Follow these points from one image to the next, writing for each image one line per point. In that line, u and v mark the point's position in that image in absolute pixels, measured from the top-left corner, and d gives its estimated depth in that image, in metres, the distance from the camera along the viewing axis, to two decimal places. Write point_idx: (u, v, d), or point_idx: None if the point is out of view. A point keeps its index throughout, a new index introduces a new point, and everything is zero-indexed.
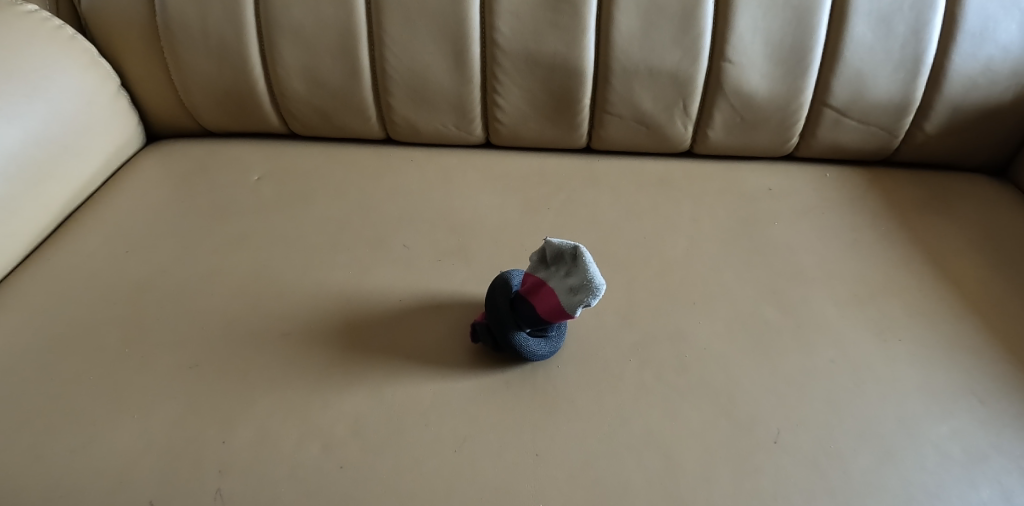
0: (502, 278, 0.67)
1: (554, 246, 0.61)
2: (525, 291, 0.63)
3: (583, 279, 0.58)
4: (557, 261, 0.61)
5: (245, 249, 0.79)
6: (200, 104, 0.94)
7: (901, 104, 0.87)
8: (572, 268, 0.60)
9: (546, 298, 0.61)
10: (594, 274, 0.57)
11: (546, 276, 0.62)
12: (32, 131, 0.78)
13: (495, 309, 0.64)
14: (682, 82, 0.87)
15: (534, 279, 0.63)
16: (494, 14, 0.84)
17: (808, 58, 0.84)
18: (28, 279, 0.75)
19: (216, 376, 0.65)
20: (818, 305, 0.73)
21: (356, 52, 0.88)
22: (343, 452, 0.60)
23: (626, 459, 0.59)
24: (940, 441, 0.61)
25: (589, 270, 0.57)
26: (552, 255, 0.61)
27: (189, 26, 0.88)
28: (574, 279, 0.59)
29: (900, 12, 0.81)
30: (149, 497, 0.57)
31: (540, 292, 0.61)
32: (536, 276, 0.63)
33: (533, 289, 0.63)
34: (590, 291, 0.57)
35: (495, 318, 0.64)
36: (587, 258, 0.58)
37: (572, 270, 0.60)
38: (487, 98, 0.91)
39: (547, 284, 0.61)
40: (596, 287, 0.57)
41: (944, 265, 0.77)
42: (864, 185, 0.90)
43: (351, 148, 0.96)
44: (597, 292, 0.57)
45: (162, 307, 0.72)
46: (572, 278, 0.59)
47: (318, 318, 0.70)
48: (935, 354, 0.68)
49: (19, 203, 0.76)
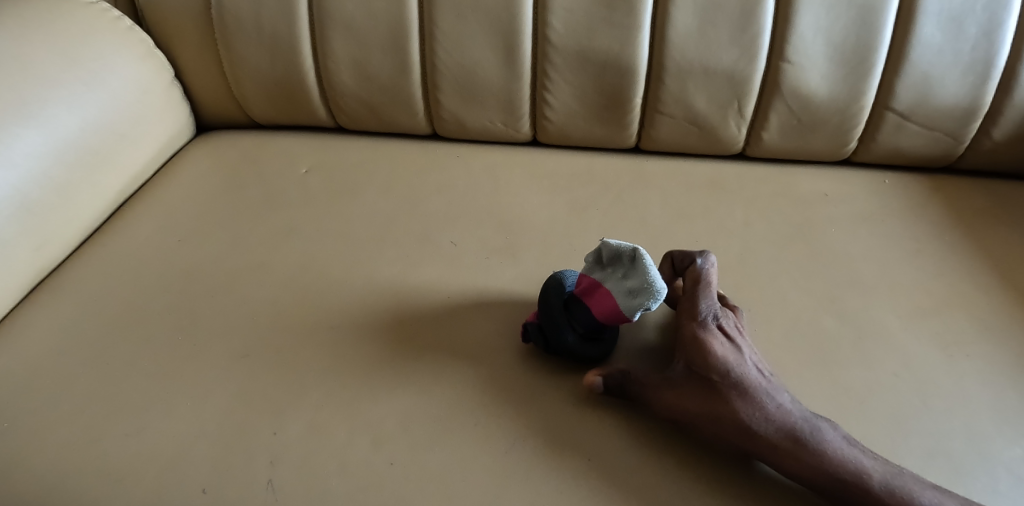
0: (554, 276, 0.66)
1: (612, 248, 0.62)
2: (580, 291, 0.64)
3: (642, 281, 0.60)
4: (615, 264, 0.63)
5: (293, 241, 0.79)
6: (250, 96, 0.95)
7: (969, 109, 0.83)
8: (631, 271, 0.61)
9: (602, 298, 0.62)
10: (654, 277, 0.59)
11: (603, 278, 0.63)
12: (89, 118, 0.79)
13: (548, 310, 0.64)
14: (737, 82, 0.85)
15: (589, 280, 0.64)
16: (547, 10, 0.83)
17: (871, 59, 0.81)
18: (83, 266, 0.76)
19: (266, 367, 0.65)
20: (878, 315, 0.70)
21: (408, 47, 0.87)
22: (393, 448, 0.59)
23: (680, 467, 0.58)
24: (1014, 464, 0.58)
25: (649, 273, 0.59)
26: (609, 256, 0.63)
27: (243, 19, 0.88)
28: (633, 281, 0.60)
29: (972, 12, 0.78)
30: (202, 486, 0.57)
31: (596, 294, 0.62)
32: (592, 277, 0.64)
33: (588, 290, 0.63)
34: (650, 293, 0.59)
35: (548, 318, 0.63)
36: (647, 261, 0.60)
37: (630, 273, 0.61)
38: (537, 96, 0.90)
39: (602, 285, 0.62)
40: (657, 290, 0.59)
41: (1013, 278, 0.74)
42: (925, 192, 0.87)
43: (398, 144, 0.96)
44: (656, 296, 0.59)
45: (212, 297, 0.72)
46: (630, 280, 0.61)
47: (365, 314, 0.70)
48: (1006, 372, 0.65)
49: (76, 190, 0.77)
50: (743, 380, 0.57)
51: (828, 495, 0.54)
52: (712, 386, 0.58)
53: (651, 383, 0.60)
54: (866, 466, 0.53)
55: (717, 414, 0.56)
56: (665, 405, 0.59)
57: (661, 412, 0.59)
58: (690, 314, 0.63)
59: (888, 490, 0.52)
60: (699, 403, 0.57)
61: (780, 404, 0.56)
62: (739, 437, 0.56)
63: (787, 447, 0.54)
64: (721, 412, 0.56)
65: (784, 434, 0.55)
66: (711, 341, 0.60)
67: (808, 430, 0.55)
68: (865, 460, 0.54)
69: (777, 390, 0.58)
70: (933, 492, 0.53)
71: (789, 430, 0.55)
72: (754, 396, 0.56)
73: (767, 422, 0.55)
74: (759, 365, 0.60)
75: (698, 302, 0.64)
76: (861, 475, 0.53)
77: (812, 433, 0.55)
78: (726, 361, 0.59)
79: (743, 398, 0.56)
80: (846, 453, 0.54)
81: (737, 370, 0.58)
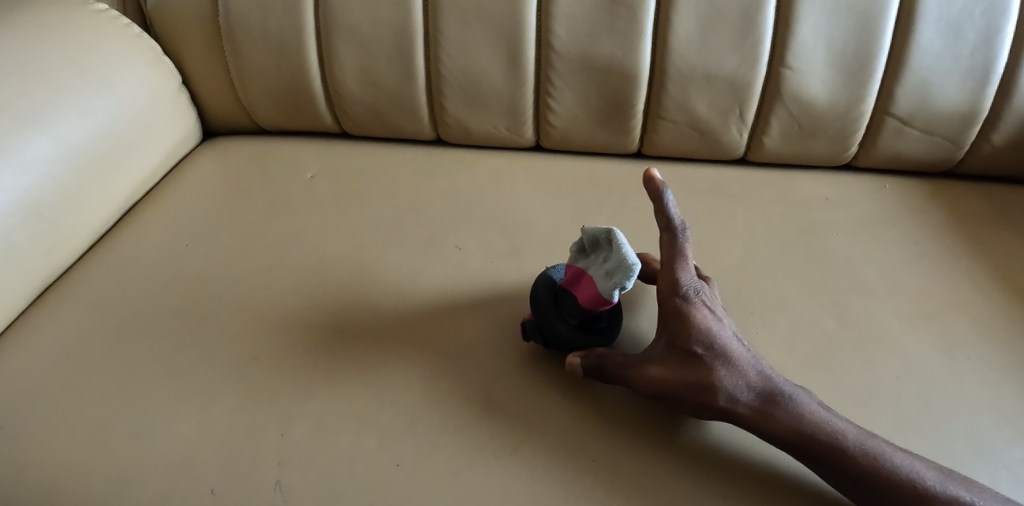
0: (541, 273, 0.68)
1: (589, 234, 0.63)
2: (566, 282, 0.64)
3: (617, 261, 0.60)
4: (595, 249, 0.63)
5: (299, 245, 0.80)
6: (256, 103, 0.96)
7: (968, 114, 0.84)
8: (608, 254, 0.62)
9: (584, 286, 0.62)
10: (627, 254, 0.59)
11: (586, 265, 0.63)
12: (99, 125, 0.80)
13: (539, 305, 0.65)
14: (739, 88, 0.86)
15: (572, 271, 0.64)
16: (550, 17, 0.84)
17: (871, 65, 0.82)
18: (92, 269, 0.77)
19: (274, 370, 0.66)
20: (880, 318, 0.71)
21: (413, 54, 0.88)
22: (400, 450, 0.60)
23: (684, 468, 0.59)
24: (1015, 465, 0.59)
25: (622, 251, 0.59)
26: (588, 244, 0.64)
27: (250, 26, 0.89)
28: (610, 262, 0.61)
29: (971, 18, 0.79)
30: (211, 487, 0.58)
31: (580, 282, 0.63)
32: (576, 265, 0.64)
33: (573, 279, 0.64)
34: (625, 270, 0.59)
35: (536, 313, 0.65)
36: (618, 240, 0.60)
37: (608, 255, 0.62)
38: (540, 101, 0.91)
39: (584, 272, 0.63)
40: (630, 266, 0.59)
41: (1013, 281, 0.75)
42: (926, 197, 0.88)
43: (402, 149, 0.97)
44: (632, 271, 0.59)
45: (220, 301, 0.73)
46: (607, 262, 0.61)
47: (371, 317, 0.71)
48: (1006, 375, 0.66)
49: (86, 195, 0.78)
50: (724, 349, 0.59)
51: (806, 457, 0.56)
52: (693, 357, 0.59)
53: (634, 361, 0.61)
54: (844, 430, 0.56)
55: (699, 384, 0.58)
56: (648, 381, 0.60)
57: (645, 389, 0.60)
58: (671, 285, 0.62)
59: (866, 453, 0.54)
60: (681, 374, 0.59)
61: (758, 370, 0.58)
62: (720, 406, 0.58)
63: (764, 412, 0.57)
64: (704, 383, 0.58)
65: (762, 399, 0.57)
66: (693, 313, 0.60)
67: (786, 396, 0.57)
68: (841, 423, 0.56)
69: (754, 356, 0.59)
70: (908, 453, 0.55)
71: (766, 395, 0.57)
72: (733, 363, 0.58)
73: (746, 389, 0.58)
74: (739, 334, 0.61)
75: (678, 271, 0.62)
76: (840, 439, 0.55)
77: (789, 398, 0.57)
78: (707, 331, 0.59)
79: (722, 366, 0.58)
80: (824, 416, 0.56)
81: (717, 340, 0.59)
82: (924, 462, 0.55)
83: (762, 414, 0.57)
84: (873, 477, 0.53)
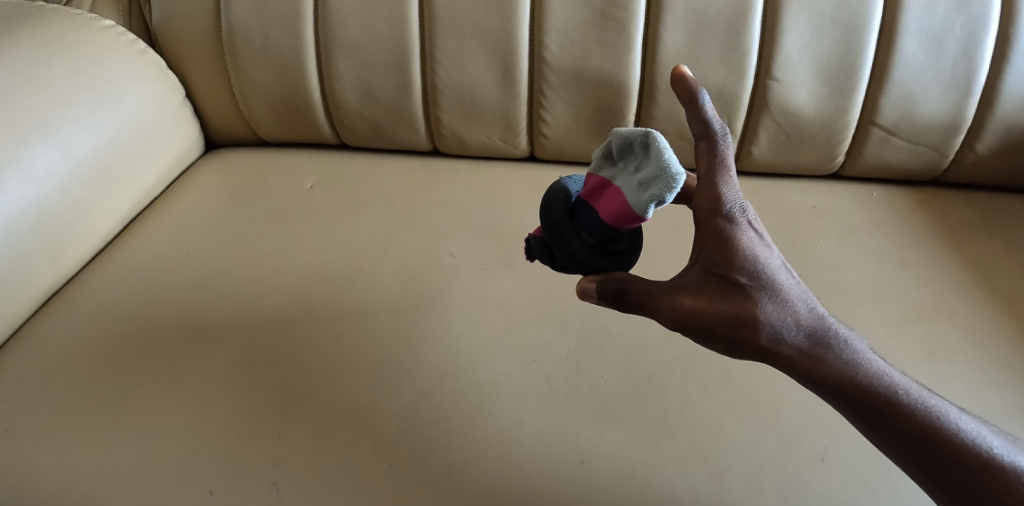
0: (558, 181, 0.57)
1: (622, 137, 0.52)
2: (586, 193, 0.54)
3: (657, 168, 0.49)
4: (626, 156, 0.53)
5: (298, 253, 0.82)
6: (257, 115, 0.98)
7: (952, 123, 0.86)
8: (643, 162, 0.51)
9: (611, 197, 0.52)
10: (671, 161, 0.48)
11: (613, 175, 0.53)
12: (104, 137, 0.82)
13: (552, 220, 0.56)
14: (727, 99, 0.88)
15: (597, 180, 0.54)
16: (542, 30, 0.86)
17: (856, 77, 0.84)
18: (95, 277, 0.79)
19: (272, 375, 0.68)
20: (864, 323, 0.73)
21: (409, 68, 0.91)
22: (393, 452, 0.62)
23: (669, 469, 0.61)
24: None
25: (665, 157, 0.49)
26: (620, 147, 0.53)
27: (252, 41, 0.92)
28: (646, 172, 0.50)
29: (952, 31, 0.81)
30: (209, 488, 0.60)
31: (604, 193, 0.53)
32: (599, 175, 0.54)
33: (595, 191, 0.54)
34: (666, 181, 0.48)
35: (551, 227, 0.56)
36: (662, 145, 0.49)
37: (643, 163, 0.51)
38: (534, 113, 0.93)
39: (612, 183, 0.52)
40: (673, 177, 0.48)
41: (995, 287, 0.77)
42: (911, 205, 0.90)
43: (400, 160, 0.99)
44: (674, 183, 0.48)
45: (219, 308, 0.75)
46: (643, 172, 0.50)
47: (367, 323, 0.73)
48: (987, 378, 0.67)
49: (91, 205, 0.81)
50: (772, 281, 0.51)
51: (852, 406, 0.51)
52: (736, 287, 0.51)
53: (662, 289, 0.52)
54: (898, 381, 0.51)
55: (742, 318, 0.50)
56: (679, 312, 0.51)
57: (675, 320, 0.52)
58: (711, 202, 0.53)
59: (923, 410, 0.50)
60: (721, 306, 0.51)
61: (811, 308, 0.52)
62: (764, 343, 0.51)
63: (813, 355, 0.51)
64: (748, 317, 0.50)
65: (813, 341, 0.51)
66: (738, 235, 0.52)
67: (837, 338, 0.51)
68: (894, 373, 0.52)
69: (804, 289, 0.52)
70: (958, 409, 0.52)
71: (818, 337, 0.51)
72: (782, 298, 0.51)
73: (796, 328, 0.51)
74: (787, 262, 0.53)
75: (720, 185, 0.54)
76: (894, 391, 0.50)
77: (840, 342, 0.52)
78: (755, 259, 0.51)
79: (771, 300, 0.50)
80: (877, 365, 0.52)
81: (765, 269, 0.51)
82: (979, 423, 0.51)
83: (811, 356, 0.51)
84: (929, 436, 0.50)
